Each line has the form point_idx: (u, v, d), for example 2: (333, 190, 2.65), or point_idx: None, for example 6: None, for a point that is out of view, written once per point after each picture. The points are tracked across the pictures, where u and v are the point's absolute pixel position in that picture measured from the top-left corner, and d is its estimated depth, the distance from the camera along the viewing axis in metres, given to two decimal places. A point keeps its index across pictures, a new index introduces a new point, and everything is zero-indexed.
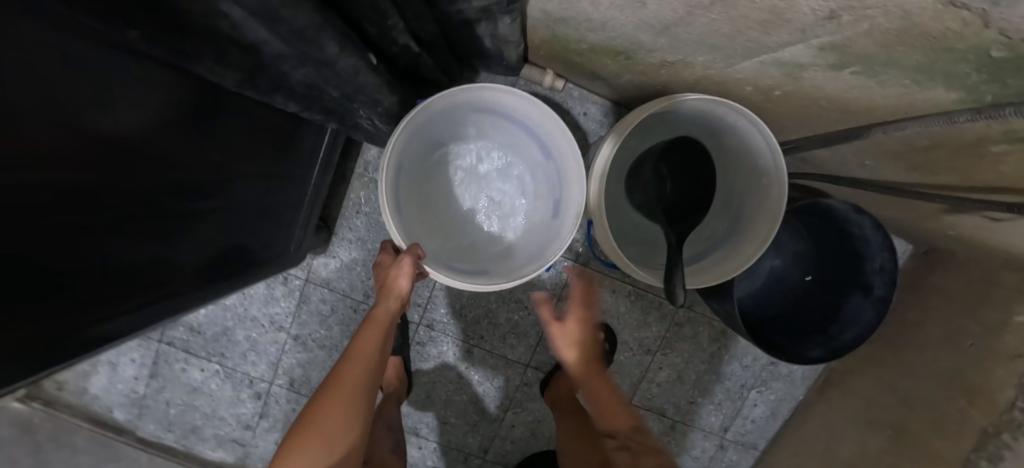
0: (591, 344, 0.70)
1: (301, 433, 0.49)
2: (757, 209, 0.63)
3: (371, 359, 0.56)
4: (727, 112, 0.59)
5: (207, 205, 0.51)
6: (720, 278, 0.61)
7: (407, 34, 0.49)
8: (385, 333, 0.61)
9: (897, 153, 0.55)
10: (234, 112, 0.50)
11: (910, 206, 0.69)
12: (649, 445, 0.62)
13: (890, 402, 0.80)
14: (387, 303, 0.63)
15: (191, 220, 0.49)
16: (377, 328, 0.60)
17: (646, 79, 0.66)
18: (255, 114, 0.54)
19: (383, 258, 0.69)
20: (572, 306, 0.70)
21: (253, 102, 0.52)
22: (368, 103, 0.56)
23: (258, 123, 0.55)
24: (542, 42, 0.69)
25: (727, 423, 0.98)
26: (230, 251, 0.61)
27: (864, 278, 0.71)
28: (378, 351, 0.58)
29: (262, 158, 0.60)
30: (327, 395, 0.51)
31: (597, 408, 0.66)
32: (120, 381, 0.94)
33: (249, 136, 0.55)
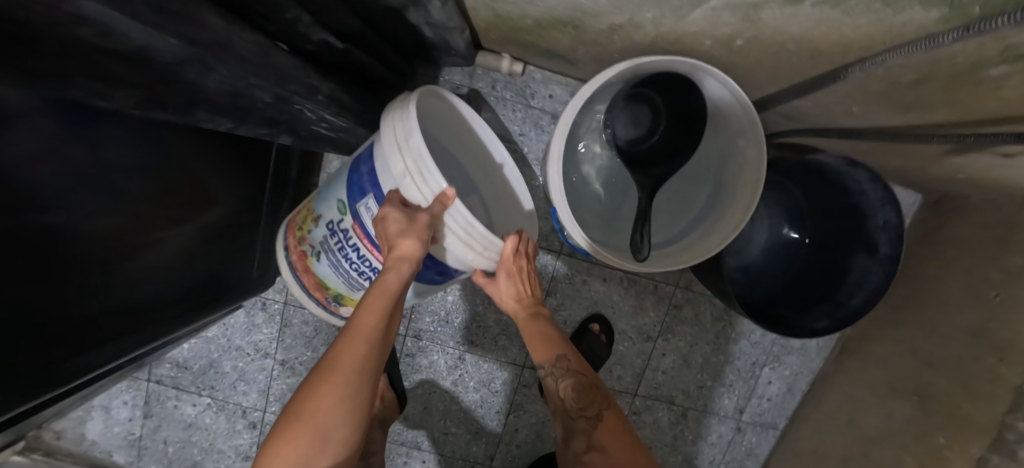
0: (526, 288, 0.61)
1: (287, 426, 0.40)
2: (737, 177, 0.57)
3: (375, 338, 0.45)
4: (693, 71, 0.53)
5: (142, 246, 0.49)
6: (707, 254, 0.55)
7: (320, 29, 0.45)
8: (393, 305, 0.48)
9: (882, 95, 0.49)
10: (160, 142, 0.47)
11: (908, 152, 0.63)
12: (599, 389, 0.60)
13: (912, 367, 0.74)
14: (396, 268, 0.49)
15: (127, 259, 0.48)
16: (385, 300, 0.47)
17: (602, 49, 0.61)
18: (177, 141, 0.49)
19: (387, 213, 0.48)
20: (496, 266, 0.55)
21: (174, 127, 0.48)
22: (306, 107, 0.51)
23: (184, 148, 0.51)
24: (488, 24, 0.64)
25: (742, 405, 0.92)
26: (177, 286, 0.58)
27: (867, 236, 0.65)
28: (382, 328, 0.47)
29: (202, 184, 0.56)
30: (320, 378, 0.42)
31: (530, 343, 0.62)
32: (115, 424, 0.92)
33: (178, 162, 0.51)
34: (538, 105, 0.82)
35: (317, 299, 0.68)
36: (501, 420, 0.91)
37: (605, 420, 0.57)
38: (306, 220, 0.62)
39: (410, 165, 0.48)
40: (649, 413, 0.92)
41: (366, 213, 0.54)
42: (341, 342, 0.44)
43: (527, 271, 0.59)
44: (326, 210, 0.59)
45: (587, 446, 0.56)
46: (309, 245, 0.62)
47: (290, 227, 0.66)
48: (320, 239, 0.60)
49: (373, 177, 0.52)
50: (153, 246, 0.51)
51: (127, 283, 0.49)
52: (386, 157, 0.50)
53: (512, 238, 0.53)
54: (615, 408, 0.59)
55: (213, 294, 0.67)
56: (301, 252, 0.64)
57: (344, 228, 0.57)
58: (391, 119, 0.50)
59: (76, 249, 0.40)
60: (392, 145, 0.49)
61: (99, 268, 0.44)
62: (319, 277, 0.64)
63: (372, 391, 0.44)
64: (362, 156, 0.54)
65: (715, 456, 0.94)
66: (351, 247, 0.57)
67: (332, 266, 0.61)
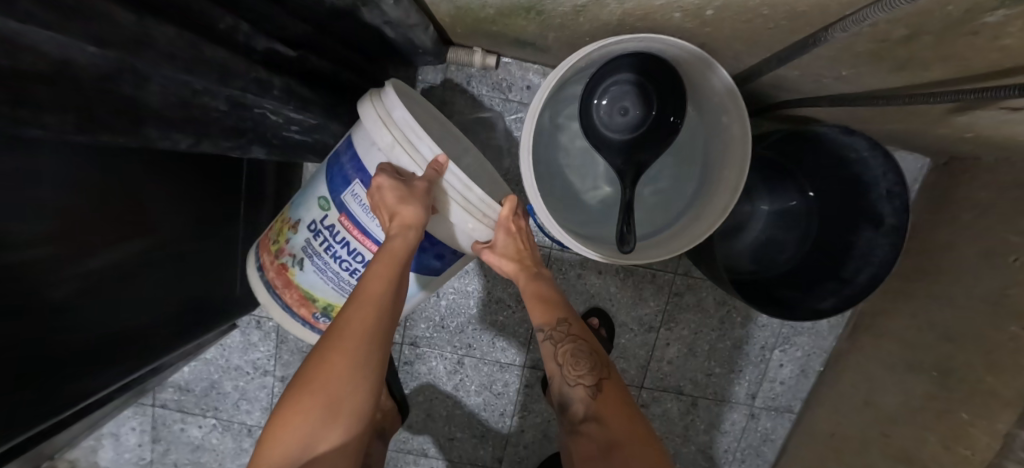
0: (527, 251, 0.52)
1: (295, 395, 0.39)
2: (724, 159, 0.54)
3: (383, 306, 0.42)
4: (665, 48, 0.50)
5: (110, 277, 0.48)
6: (696, 239, 0.51)
7: (261, 38, 0.42)
8: (402, 271, 0.44)
9: (874, 55, 0.45)
10: (122, 171, 0.46)
11: (910, 114, 0.59)
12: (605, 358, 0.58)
13: (930, 341, 0.70)
14: (399, 234, 0.43)
15: (96, 291, 0.46)
16: (392, 266, 0.43)
17: (572, 33, 0.58)
18: (134, 164, 0.47)
19: (380, 184, 0.43)
20: (499, 222, 0.48)
21: (126, 150, 0.46)
22: (268, 109, 0.48)
23: (140, 171, 0.48)
24: (451, 18, 0.61)
25: (754, 390, 0.89)
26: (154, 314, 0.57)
27: (870, 207, 0.61)
28: (390, 298, 0.43)
29: (168, 206, 0.54)
30: (327, 348, 0.39)
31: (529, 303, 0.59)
32: (126, 450, 0.93)
33: (136, 187, 0.48)
34: (516, 97, 0.79)
35: (302, 320, 0.57)
36: (507, 422, 0.89)
37: (606, 390, 0.55)
38: (282, 228, 0.54)
39: (398, 135, 0.45)
40: (657, 405, 0.89)
41: (353, 202, 0.48)
42: (347, 313, 0.41)
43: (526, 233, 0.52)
44: (305, 211, 0.52)
45: (586, 416, 0.54)
46: (288, 255, 0.53)
47: (263, 243, 0.57)
48: (303, 245, 0.52)
49: (356, 162, 0.47)
50: (123, 275, 0.50)
51: (96, 315, 0.47)
52: (367, 136, 0.46)
53: (509, 199, 0.48)
54: (619, 379, 0.57)
55: (199, 318, 0.67)
56: (279, 265, 0.54)
57: (330, 224, 0.50)
58: (366, 98, 0.46)
59: (36, 290, 0.39)
60: (374, 119, 0.45)
61: (63, 305, 0.43)
62: (302, 291, 0.54)
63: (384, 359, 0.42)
64: (341, 147, 0.49)
65: (730, 445, 0.91)
66: (340, 243, 0.50)
67: (318, 273, 0.52)
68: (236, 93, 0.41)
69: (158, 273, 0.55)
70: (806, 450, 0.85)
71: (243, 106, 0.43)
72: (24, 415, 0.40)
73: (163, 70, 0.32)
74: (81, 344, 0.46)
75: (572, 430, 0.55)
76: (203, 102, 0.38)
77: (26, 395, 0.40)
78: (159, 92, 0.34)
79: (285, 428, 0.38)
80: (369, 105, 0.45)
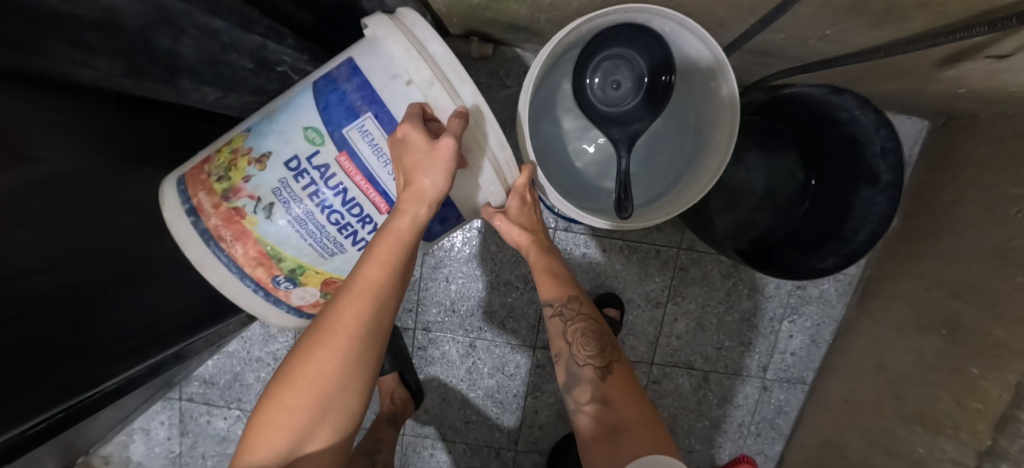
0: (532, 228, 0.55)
1: (285, 385, 0.40)
2: (715, 123, 0.56)
3: (379, 296, 0.41)
4: (652, 18, 0.52)
5: (102, 265, 0.48)
6: (687, 203, 0.53)
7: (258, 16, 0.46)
8: (404, 252, 0.43)
9: (854, 10, 0.46)
10: (141, 149, 0.51)
11: (899, 71, 0.60)
12: (608, 336, 0.59)
13: (938, 299, 0.69)
14: (410, 210, 0.42)
15: (115, 274, 0.50)
16: (395, 251, 0.42)
17: (561, 12, 0.60)
18: (112, 125, 0.46)
19: (406, 133, 0.41)
20: (513, 190, 0.50)
21: (138, 123, 0.50)
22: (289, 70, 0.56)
23: (121, 133, 0.48)
24: (447, 7, 0.65)
25: (765, 362, 0.89)
26: (162, 302, 0.58)
27: (866, 165, 0.62)
28: (390, 288, 0.42)
29: None
30: (318, 341, 0.40)
31: (540, 278, 0.59)
32: (156, 444, 0.97)
33: (127, 156, 0.49)
34: (514, 83, 0.81)
35: (254, 285, 0.51)
36: (509, 417, 0.92)
37: (614, 372, 0.57)
38: (237, 162, 0.48)
39: (436, 72, 0.43)
40: (669, 381, 0.90)
41: (360, 139, 0.45)
42: (340, 305, 0.40)
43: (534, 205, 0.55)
44: (279, 146, 0.47)
45: (590, 396, 0.56)
46: (247, 199, 0.48)
47: (194, 176, 0.49)
48: (275, 185, 0.47)
49: (366, 93, 0.45)
50: (117, 263, 0.50)
51: (89, 306, 0.47)
52: (387, 67, 0.44)
53: (525, 168, 0.50)
54: (624, 360, 0.59)
55: (219, 307, 0.70)
56: (230, 211, 0.48)
57: (322, 163, 0.46)
58: (388, 19, 0.43)
59: (77, 269, 0.44)
60: (406, 47, 0.43)
61: (94, 285, 0.47)
62: (265, 246, 0.48)
63: (378, 353, 0.42)
64: (341, 71, 0.45)
65: (744, 418, 0.91)
66: (334, 187, 0.47)
67: (292, 224, 0.48)
68: (257, 46, 0.49)
69: (155, 265, 0.56)
70: (821, 420, 0.85)
71: (267, 66, 0.53)
72: (54, 382, 0.44)
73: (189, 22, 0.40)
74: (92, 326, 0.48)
75: (575, 409, 0.56)
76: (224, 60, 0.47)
77: (59, 363, 0.44)
78: (192, 44, 0.43)
79: (274, 414, 0.40)
80: (392, 27, 0.43)
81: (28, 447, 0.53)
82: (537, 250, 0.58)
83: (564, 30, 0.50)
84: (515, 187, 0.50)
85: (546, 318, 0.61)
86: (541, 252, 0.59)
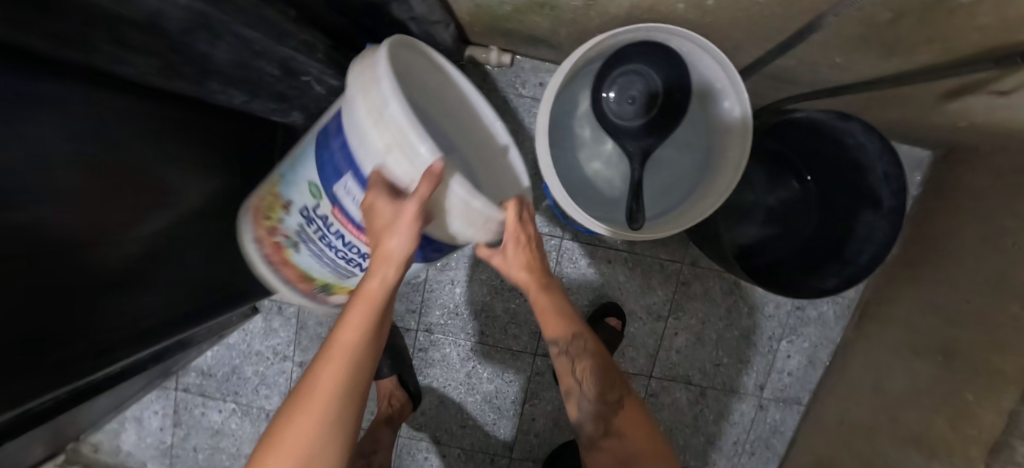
0: (536, 264, 0.56)
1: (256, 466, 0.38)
2: (726, 140, 0.58)
3: (354, 360, 0.41)
4: (670, 38, 0.54)
5: (129, 246, 0.49)
6: (697, 218, 0.55)
7: (295, 23, 0.47)
8: (381, 313, 0.43)
9: (865, 40, 0.48)
10: (176, 139, 0.53)
11: (904, 102, 0.62)
12: (613, 375, 0.60)
13: (935, 326, 0.71)
14: (383, 270, 0.41)
15: (139, 255, 0.51)
16: (367, 314, 0.42)
17: (582, 28, 0.62)
18: (125, 116, 0.44)
19: (372, 201, 0.37)
20: (508, 240, 0.50)
21: (172, 114, 0.51)
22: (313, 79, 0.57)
23: (157, 122, 0.49)
24: (471, 16, 0.66)
25: (763, 381, 0.90)
26: (176, 289, 0.59)
27: (871, 189, 0.64)
28: (365, 349, 0.42)
29: (202, 176, 0.59)
30: (291, 416, 0.39)
31: (542, 318, 0.60)
32: (148, 434, 0.96)
33: (162, 147, 0.51)
34: (529, 93, 0.84)
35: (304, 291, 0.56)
36: (503, 428, 0.92)
37: (625, 407, 0.58)
38: (273, 205, 0.48)
39: (394, 136, 0.34)
40: (666, 394, 0.90)
41: (347, 197, 0.41)
42: (315, 373, 0.40)
43: (534, 239, 0.52)
44: (295, 193, 0.46)
45: (603, 432, 0.57)
46: (283, 235, 0.49)
47: (250, 209, 0.51)
48: (296, 228, 0.47)
49: (345, 151, 0.39)
50: (136, 250, 0.50)
51: (108, 289, 0.46)
52: (355, 128, 0.37)
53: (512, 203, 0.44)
54: (631, 391, 0.61)
55: (221, 297, 0.71)
56: (275, 242, 0.50)
57: (324, 214, 0.45)
58: (359, 69, 0.36)
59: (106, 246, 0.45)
60: (367, 112, 0.35)
61: (121, 263, 0.48)
62: (303, 270, 0.52)
63: (356, 418, 0.41)
64: (330, 126, 0.40)
65: (739, 436, 0.92)
66: (334, 235, 0.45)
67: (316, 257, 0.49)
68: (289, 55, 0.50)
69: (164, 254, 0.56)
70: (815, 440, 0.86)
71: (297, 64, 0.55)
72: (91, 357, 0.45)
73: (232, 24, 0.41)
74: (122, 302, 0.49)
75: (589, 446, 0.58)
76: (259, 63, 0.48)
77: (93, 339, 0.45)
78: (226, 50, 0.42)
79: None
80: (359, 83, 0.35)
81: (27, 427, 0.52)
82: (540, 289, 0.59)
83: (586, 44, 0.52)
84: (509, 236, 0.48)
85: (552, 355, 0.62)
86: (545, 293, 0.59)
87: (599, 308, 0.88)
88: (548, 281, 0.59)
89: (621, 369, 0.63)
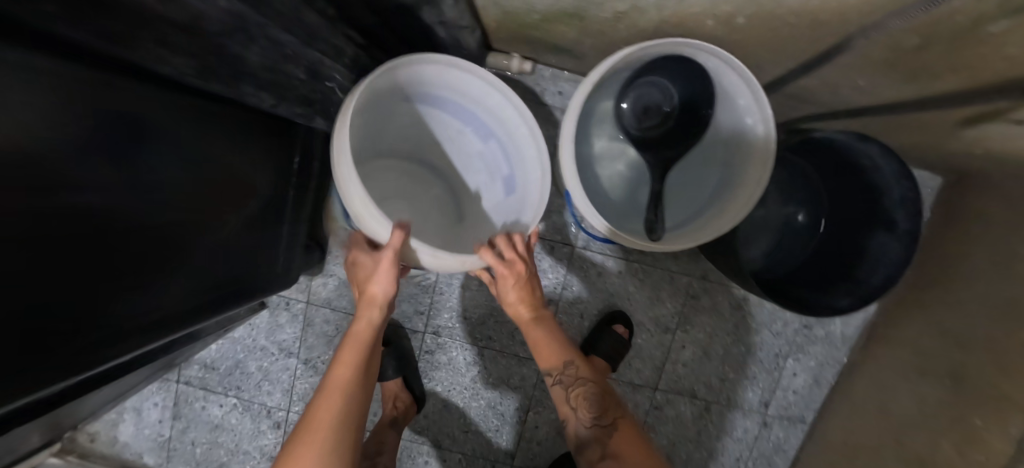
0: (532, 298, 0.65)
1: None
2: (746, 156, 0.58)
3: (347, 388, 0.51)
4: (695, 54, 0.54)
5: (178, 239, 0.48)
6: (716, 233, 0.56)
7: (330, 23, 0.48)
8: (367, 350, 0.56)
9: (890, 65, 0.49)
10: (224, 132, 0.53)
11: (920, 127, 0.63)
12: (611, 400, 0.62)
13: (943, 349, 0.71)
14: (371, 313, 0.57)
15: (185, 246, 0.50)
16: (356, 349, 0.55)
17: (608, 39, 0.63)
18: (181, 107, 0.44)
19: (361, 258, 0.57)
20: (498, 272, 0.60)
21: (223, 107, 0.51)
22: (336, 83, 0.61)
23: (207, 113, 0.49)
24: (497, 23, 0.67)
25: (768, 398, 0.90)
26: (216, 281, 0.58)
27: (886, 212, 0.64)
28: (357, 377, 0.53)
29: (246, 169, 0.59)
30: (299, 439, 0.47)
31: (537, 352, 0.65)
32: (146, 426, 0.95)
33: (211, 138, 0.50)
34: (549, 101, 0.84)
35: None
36: (504, 436, 0.91)
37: (620, 429, 0.59)
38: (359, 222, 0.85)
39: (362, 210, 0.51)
40: (671, 407, 0.90)
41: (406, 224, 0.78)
42: (318, 400, 0.50)
43: (525, 275, 0.62)
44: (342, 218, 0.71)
45: (602, 455, 0.57)
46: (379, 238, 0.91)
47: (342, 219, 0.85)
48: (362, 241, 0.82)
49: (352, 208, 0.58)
50: (184, 242, 0.49)
51: (152, 280, 0.45)
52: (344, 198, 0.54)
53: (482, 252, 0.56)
54: (627, 415, 0.62)
55: (254, 288, 0.70)
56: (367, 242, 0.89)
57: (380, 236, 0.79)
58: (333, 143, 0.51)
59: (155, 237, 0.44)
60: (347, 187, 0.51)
61: (168, 255, 0.47)
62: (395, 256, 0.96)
63: (353, 437, 0.50)
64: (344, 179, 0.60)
65: (742, 453, 0.91)
66: None
67: None
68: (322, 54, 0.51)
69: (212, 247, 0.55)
70: (819, 460, 0.86)
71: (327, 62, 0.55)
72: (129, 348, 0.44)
73: (272, 20, 0.41)
74: (162, 294, 0.48)
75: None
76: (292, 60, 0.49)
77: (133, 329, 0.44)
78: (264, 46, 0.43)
79: None
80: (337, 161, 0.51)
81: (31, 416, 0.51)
82: (536, 325, 0.65)
83: (611, 59, 0.53)
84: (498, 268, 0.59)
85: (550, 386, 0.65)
86: (541, 328, 0.65)
87: (608, 319, 0.88)
88: (545, 318, 0.66)
89: (616, 392, 0.65)
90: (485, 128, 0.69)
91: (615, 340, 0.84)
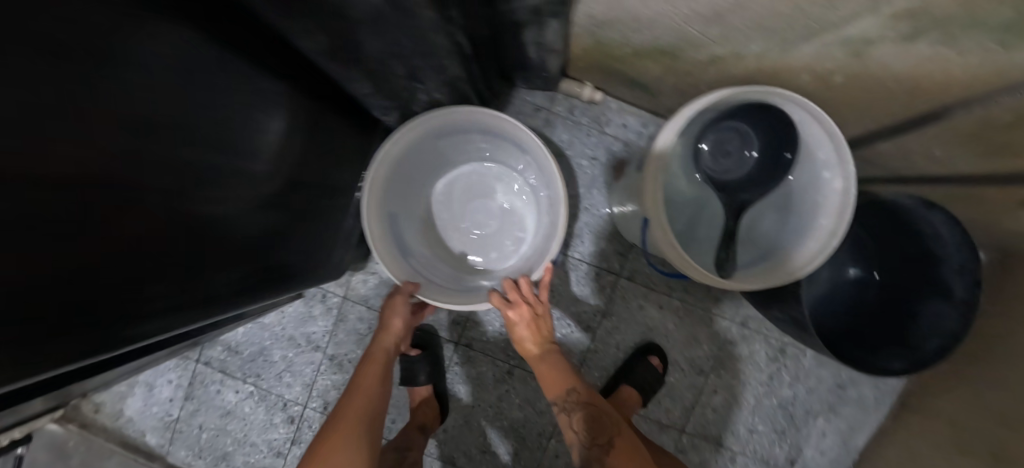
0: (541, 334, 0.66)
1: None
2: (818, 208, 0.59)
3: (369, 393, 0.60)
4: (786, 104, 0.56)
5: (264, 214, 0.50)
6: (788, 278, 0.56)
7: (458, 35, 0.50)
8: (385, 367, 0.65)
9: (972, 137, 0.52)
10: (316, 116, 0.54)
11: (983, 201, 0.65)
12: (619, 426, 0.61)
13: (984, 425, 0.71)
14: (383, 340, 0.68)
15: (269, 223, 0.52)
16: (377, 365, 0.64)
17: (692, 80, 0.65)
18: (276, 85, 0.46)
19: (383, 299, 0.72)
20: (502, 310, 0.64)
21: (317, 93, 0.53)
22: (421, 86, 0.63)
23: (304, 97, 0.51)
24: (584, 51, 0.70)
25: (794, 455, 0.88)
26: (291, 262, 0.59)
27: (940, 279, 0.65)
28: (377, 386, 0.62)
29: (327, 156, 0.61)
30: (327, 432, 0.54)
31: (543, 384, 0.65)
32: (155, 403, 0.92)
33: (305, 121, 0.52)
34: (612, 132, 0.87)
35: None
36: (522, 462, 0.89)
37: (617, 448, 0.57)
38: None
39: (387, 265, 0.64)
40: (695, 453, 0.88)
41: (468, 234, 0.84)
42: (346, 402, 0.58)
43: (534, 315, 0.66)
44: None
45: None
46: None
47: None
48: None
49: None
50: (270, 219, 0.51)
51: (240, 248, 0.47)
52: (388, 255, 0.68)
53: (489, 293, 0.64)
54: (626, 435, 0.60)
55: (316, 273, 0.70)
56: None
57: None
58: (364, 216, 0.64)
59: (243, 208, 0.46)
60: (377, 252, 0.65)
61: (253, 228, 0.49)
62: None
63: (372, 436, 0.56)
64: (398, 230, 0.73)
65: None
66: None
67: None
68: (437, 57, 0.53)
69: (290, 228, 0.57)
70: None
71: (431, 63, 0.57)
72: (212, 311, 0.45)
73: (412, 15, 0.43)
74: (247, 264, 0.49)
75: None
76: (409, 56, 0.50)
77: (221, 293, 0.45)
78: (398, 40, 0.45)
79: None
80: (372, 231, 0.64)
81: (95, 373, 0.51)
82: (541, 360, 0.66)
83: (707, 97, 0.54)
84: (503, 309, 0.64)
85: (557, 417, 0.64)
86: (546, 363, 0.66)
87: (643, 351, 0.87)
88: (552, 352, 0.67)
89: (625, 420, 0.63)
90: (524, 146, 0.70)
91: (653, 375, 0.84)
